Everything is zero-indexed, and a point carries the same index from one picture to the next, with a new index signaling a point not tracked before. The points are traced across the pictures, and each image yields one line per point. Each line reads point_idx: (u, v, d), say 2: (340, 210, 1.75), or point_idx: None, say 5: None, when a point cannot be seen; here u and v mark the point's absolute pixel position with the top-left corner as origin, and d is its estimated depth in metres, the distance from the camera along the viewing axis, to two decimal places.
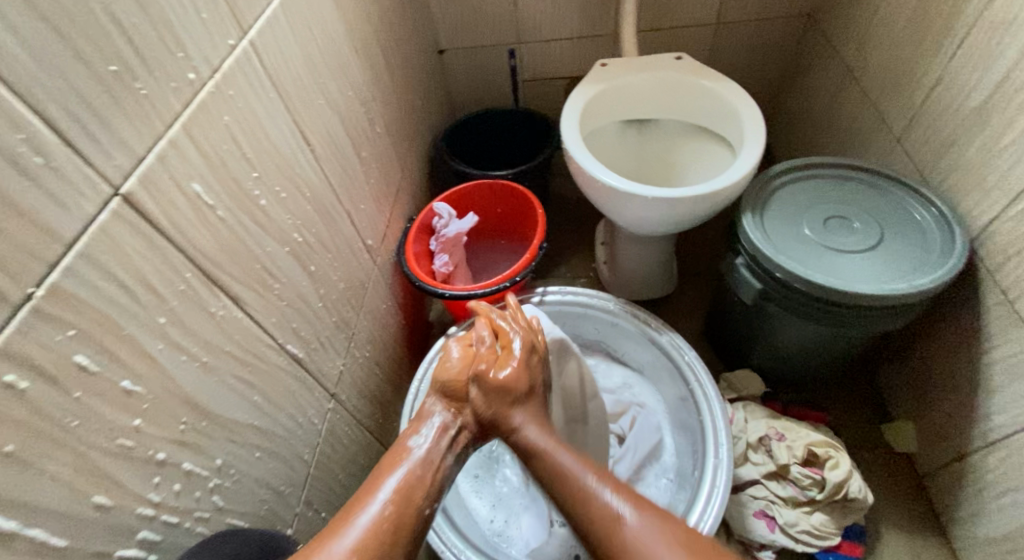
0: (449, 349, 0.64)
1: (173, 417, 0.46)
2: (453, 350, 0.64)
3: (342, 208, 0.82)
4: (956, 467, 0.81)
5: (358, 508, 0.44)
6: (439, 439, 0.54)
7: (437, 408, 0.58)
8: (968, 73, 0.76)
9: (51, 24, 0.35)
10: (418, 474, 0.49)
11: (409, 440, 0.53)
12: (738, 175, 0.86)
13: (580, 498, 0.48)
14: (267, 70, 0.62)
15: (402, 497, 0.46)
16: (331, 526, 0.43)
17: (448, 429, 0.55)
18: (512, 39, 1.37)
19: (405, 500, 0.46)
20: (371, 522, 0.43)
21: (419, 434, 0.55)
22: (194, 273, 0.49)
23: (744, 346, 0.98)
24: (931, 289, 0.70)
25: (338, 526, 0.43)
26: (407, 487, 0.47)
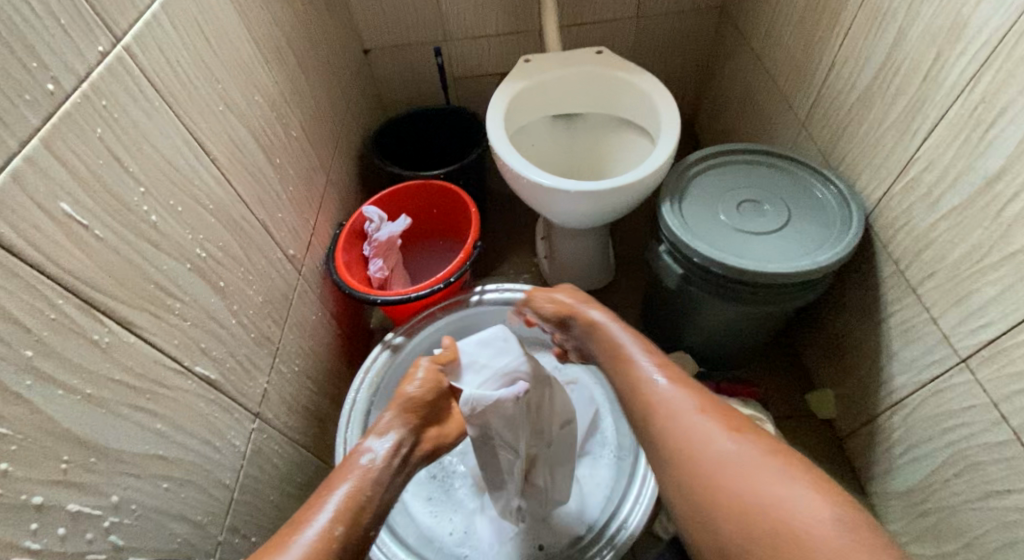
0: (412, 377, 0.72)
1: (50, 457, 0.43)
2: (417, 377, 0.72)
3: (255, 219, 0.79)
4: (868, 429, 0.85)
5: (325, 497, 0.54)
6: (385, 459, 0.61)
7: (393, 424, 0.66)
8: (856, 57, 0.80)
9: None
10: (362, 494, 0.56)
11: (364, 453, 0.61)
12: (656, 165, 0.88)
13: (659, 406, 0.56)
14: (150, 77, 0.59)
15: (343, 516, 0.52)
16: (302, 518, 0.52)
17: (397, 450, 0.64)
18: (437, 37, 1.35)
19: (355, 497, 0.55)
20: (319, 534, 0.49)
21: (366, 456, 0.61)
22: (68, 299, 0.46)
23: (675, 330, 1.00)
24: (833, 264, 0.74)
25: (301, 521, 0.51)
26: (348, 510, 0.53)
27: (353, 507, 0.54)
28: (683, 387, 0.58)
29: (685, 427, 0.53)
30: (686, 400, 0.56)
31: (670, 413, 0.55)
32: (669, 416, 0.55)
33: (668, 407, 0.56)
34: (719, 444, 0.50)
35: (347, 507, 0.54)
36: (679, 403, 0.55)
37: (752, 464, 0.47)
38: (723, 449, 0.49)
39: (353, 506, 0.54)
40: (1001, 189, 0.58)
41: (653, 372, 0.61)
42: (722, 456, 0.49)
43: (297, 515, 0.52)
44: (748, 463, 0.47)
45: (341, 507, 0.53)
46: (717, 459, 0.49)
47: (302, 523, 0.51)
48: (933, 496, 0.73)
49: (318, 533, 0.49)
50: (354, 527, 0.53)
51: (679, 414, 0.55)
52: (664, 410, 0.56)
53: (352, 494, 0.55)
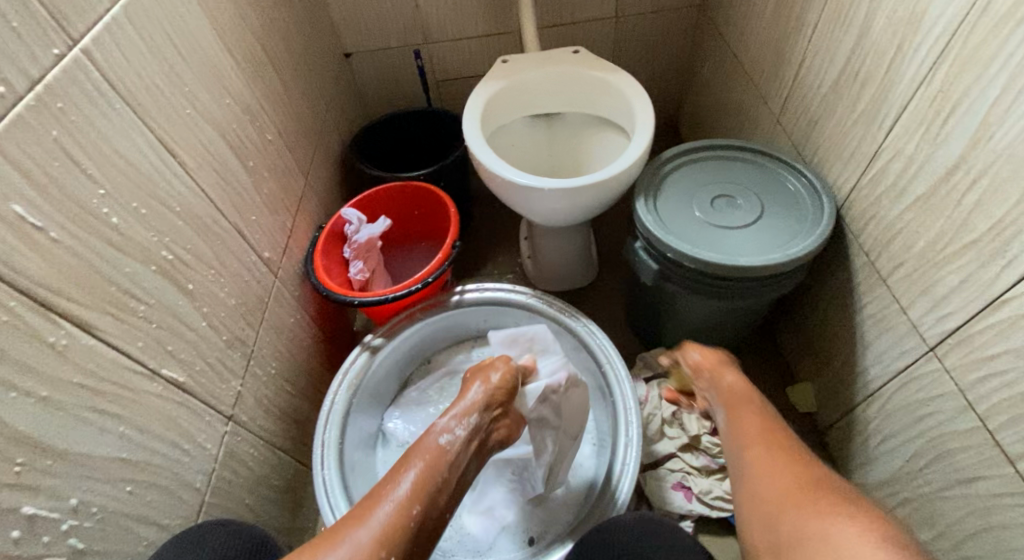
0: (491, 369, 0.71)
1: (3, 460, 0.43)
2: (496, 370, 0.71)
3: (227, 221, 0.79)
4: (846, 420, 0.85)
5: (399, 476, 0.53)
6: (463, 439, 0.59)
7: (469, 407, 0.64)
8: (824, 51, 0.81)
9: None
10: (440, 476, 0.54)
11: (445, 431, 0.59)
12: (630, 161, 0.88)
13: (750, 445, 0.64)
14: (111, 80, 0.59)
15: (414, 498, 0.50)
16: (377, 495, 0.51)
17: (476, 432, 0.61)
18: (417, 40, 1.35)
19: (431, 478, 0.53)
20: (393, 514, 0.48)
21: (448, 433, 0.59)
22: (22, 301, 0.45)
23: (656, 326, 1.00)
24: (805, 256, 0.74)
25: (374, 501, 0.50)
26: (422, 492, 0.51)
27: (427, 489, 0.52)
28: (773, 445, 0.62)
29: (763, 473, 0.58)
30: (775, 455, 0.60)
31: (755, 463, 0.60)
32: (751, 465, 0.60)
33: (751, 460, 0.61)
34: (787, 495, 0.53)
35: (419, 489, 0.51)
36: (764, 456, 0.60)
37: (812, 510, 0.49)
38: (787, 499, 0.53)
39: (430, 486, 0.52)
40: (962, 176, 0.58)
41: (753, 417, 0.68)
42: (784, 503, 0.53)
43: (371, 494, 0.51)
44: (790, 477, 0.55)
45: (416, 485, 0.51)
46: (787, 507, 0.52)
47: (374, 504, 0.49)
48: (908, 486, 0.73)
49: (390, 515, 0.48)
50: (428, 511, 0.51)
51: (758, 467, 0.59)
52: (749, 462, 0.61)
53: (427, 475, 0.53)
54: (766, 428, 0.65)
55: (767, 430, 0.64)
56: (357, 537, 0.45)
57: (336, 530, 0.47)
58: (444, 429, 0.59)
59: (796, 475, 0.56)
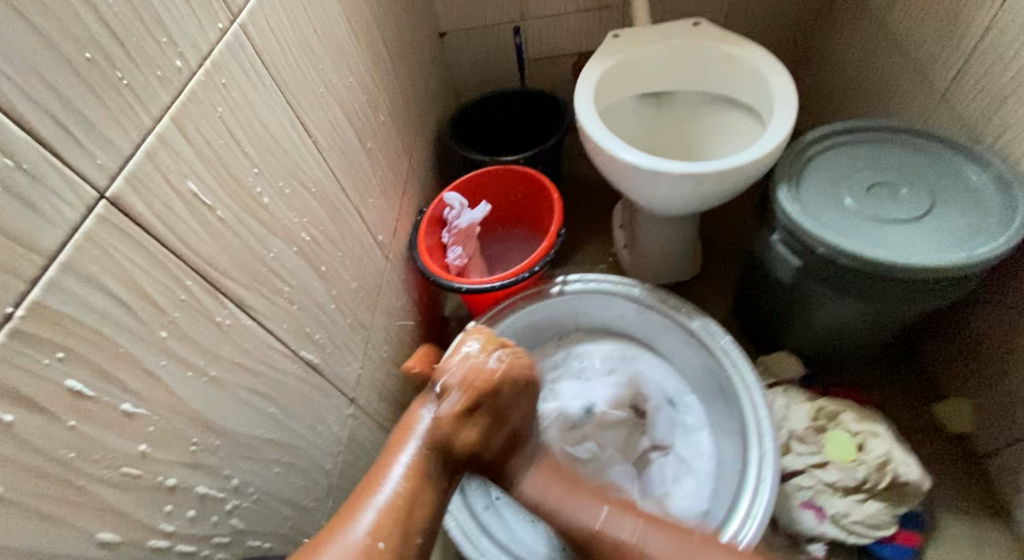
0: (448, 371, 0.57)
1: (181, 438, 0.43)
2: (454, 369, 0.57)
3: (350, 202, 0.77)
4: (1020, 446, 0.76)
5: (384, 474, 0.50)
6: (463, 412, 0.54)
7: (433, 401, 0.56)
8: (1022, 19, 0.70)
9: (23, 17, 0.31)
10: (417, 482, 0.50)
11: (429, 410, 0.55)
12: (772, 145, 0.80)
13: None
14: (262, 57, 0.58)
15: (402, 504, 0.48)
16: (352, 507, 0.47)
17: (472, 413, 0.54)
18: (515, 17, 1.30)
19: (408, 488, 0.49)
20: (361, 541, 0.44)
21: (442, 405, 0.55)
22: (195, 280, 0.45)
23: (778, 327, 0.92)
24: (993, 258, 0.65)
25: (350, 514, 0.47)
26: (410, 485, 0.49)
27: (417, 484, 0.50)
28: None
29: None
30: None
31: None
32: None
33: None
34: None
35: (411, 481, 0.50)
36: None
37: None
38: None
39: (408, 505, 0.48)
40: None
41: None
42: None
43: (368, 483, 0.50)
44: None
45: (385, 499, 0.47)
46: None
47: (338, 533, 0.45)
48: None
49: (366, 530, 0.45)
50: (410, 525, 0.47)
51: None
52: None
53: (404, 482, 0.49)
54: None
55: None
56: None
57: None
58: (429, 411, 0.54)
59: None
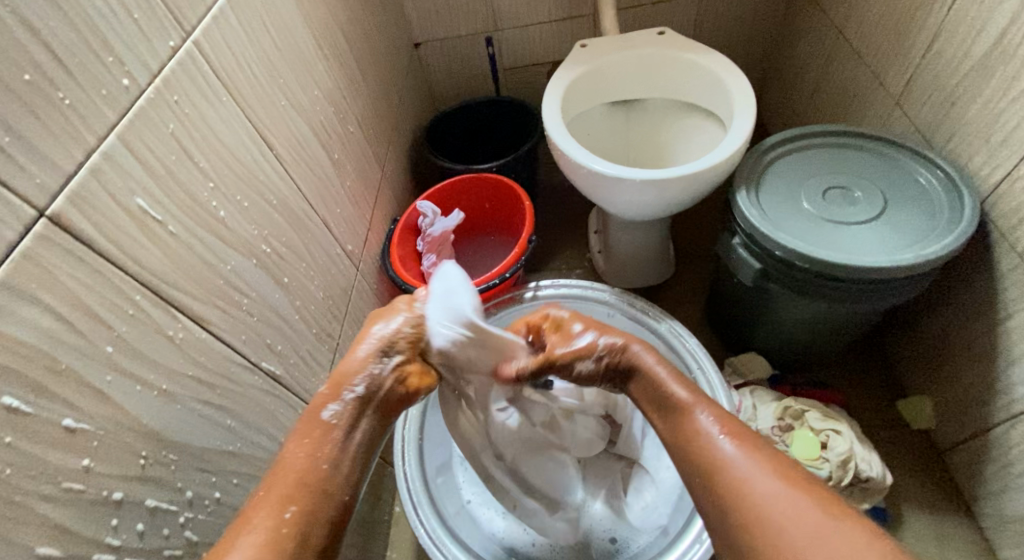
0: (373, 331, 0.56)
1: (129, 452, 0.43)
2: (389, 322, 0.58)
3: (315, 213, 0.78)
4: (979, 440, 0.77)
5: (276, 468, 0.44)
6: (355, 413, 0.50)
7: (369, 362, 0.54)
8: (967, 25, 0.72)
9: None
10: (322, 467, 0.45)
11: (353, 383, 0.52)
12: (732, 149, 0.81)
13: (712, 466, 0.46)
14: (217, 72, 0.58)
15: (297, 492, 0.42)
16: (253, 499, 0.42)
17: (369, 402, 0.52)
18: (488, 27, 1.31)
19: (312, 468, 0.44)
20: (260, 532, 0.39)
21: (338, 399, 0.50)
22: (145, 295, 0.46)
23: (746, 328, 0.94)
24: (940, 258, 0.67)
25: (237, 529, 0.39)
26: (312, 469, 0.44)
27: (321, 468, 0.45)
28: (762, 459, 0.45)
29: (748, 495, 0.43)
30: (752, 462, 0.45)
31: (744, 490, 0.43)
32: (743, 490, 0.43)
33: (719, 456, 0.46)
34: (763, 486, 0.43)
35: (313, 464, 0.45)
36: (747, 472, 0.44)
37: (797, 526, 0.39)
38: (767, 489, 0.42)
39: (313, 486, 0.43)
40: None
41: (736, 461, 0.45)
42: (757, 490, 0.43)
43: (266, 478, 0.44)
44: (733, 465, 0.45)
45: (278, 489, 0.42)
46: (739, 478, 0.44)
47: (235, 537, 0.39)
48: None
49: (266, 520, 0.40)
50: (316, 507, 0.42)
51: (732, 461, 0.46)
52: (711, 460, 0.47)
53: (302, 468, 0.44)
54: (705, 402, 0.52)
55: (710, 407, 0.51)
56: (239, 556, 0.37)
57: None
58: (326, 404, 0.50)
59: (767, 466, 0.44)
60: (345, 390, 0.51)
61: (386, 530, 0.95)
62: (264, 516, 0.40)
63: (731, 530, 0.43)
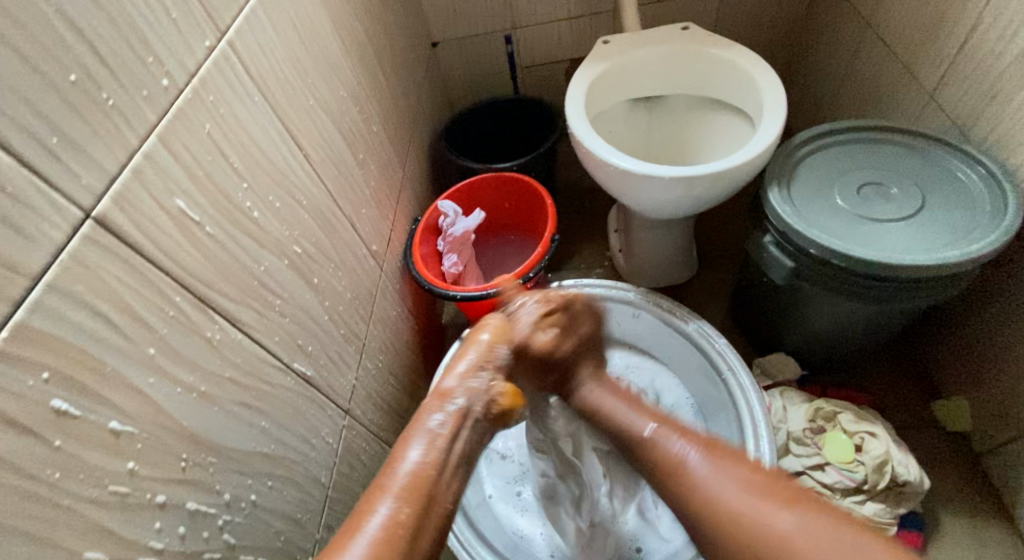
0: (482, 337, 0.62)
1: (170, 455, 0.43)
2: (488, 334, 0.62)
3: (342, 213, 0.77)
4: (1019, 443, 0.76)
5: (392, 470, 0.48)
6: (459, 423, 0.53)
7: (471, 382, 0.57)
8: (1008, 17, 0.70)
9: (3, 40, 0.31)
10: (430, 472, 0.48)
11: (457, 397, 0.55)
12: (764, 145, 0.80)
13: None
14: (249, 72, 0.58)
15: (414, 495, 0.45)
16: (374, 488, 0.46)
17: (469, 416, 0.54)
18: (506, 25, 1.30)
19: (422, 475, 0.47)
20: (381, 526, 0.42)
21: (442, 409, 0.54)
22: (184, 297, 0.46)
23: (774, 328, 0.92)
24: (983, 256, 0.65)
25: (361, 513, 0.44)
26: (423, 477, 0.47)
27: (431, 476, 0.48)
28: None
29: None
30: None
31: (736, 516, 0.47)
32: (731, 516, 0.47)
33: None
34: None
35: (424, 472, 0.47)
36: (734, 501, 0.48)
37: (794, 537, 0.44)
38: None
39: (424, 491, 0.46)
40: None
41: None
42: None
43: (379, 474, 0.48)
44: None
45: (393, 491, 0.45)
46: None
47: (355, 530, 0.42)
48: None
49: (384, 518, 0.43)
50: (425, 512, 0.45)
51: None
52: None
53: (419, 474, 0.47)
54: None
55: None
56: (361, 548, 0.40)
57: (330, 552, 0.40)
58: (432, 413, 0.54)
59: None
60: (448, 401, 0.55)
61: None
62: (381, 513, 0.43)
63: None
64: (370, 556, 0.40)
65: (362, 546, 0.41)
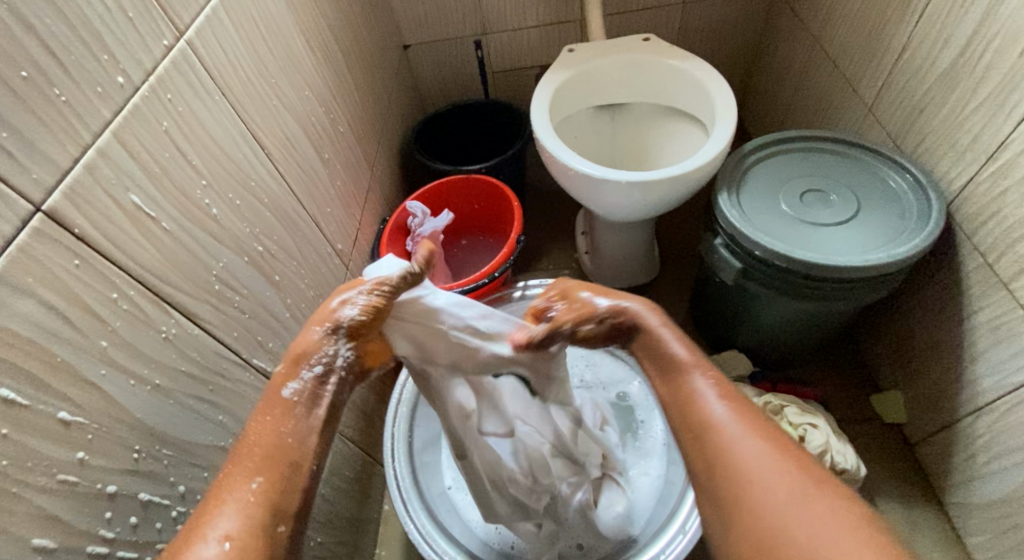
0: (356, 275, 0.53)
1: (122, 446, 0.44)
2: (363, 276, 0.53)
3: (305, 212, 0.78)
4: (946, 432, 0.81)
5: (248, 443, 0.45)
6: (319, 390, 0.49)
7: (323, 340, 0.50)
8: (935, 35, 0.75)
9: None
10: (289, 440, 0.46)
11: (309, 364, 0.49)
12: (715, 152, 0.84)
13: (704, 431, 0.47)
14: (209, 71, 0.59)
15: (270, 464, 0.43)
16: (225, 472, 0.43)
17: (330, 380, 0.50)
18: (476, 30, 1.33)
19: (277, 443, 0.45)
20: (236, 500, 0.41)
21: (299, 377, 0.49)
22: (138, 290, 0.46)
23: (728, 327, 0.96)
24: (910, 258, 0.70)
25: (217, 488, 0.42)
26: (279, 444, 0.45)
27: (291, 441, 0.46)
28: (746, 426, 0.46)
29: (746, 462, 0.43)
30: (743, 427, 0.46)
31: (724, 435, 0.46)
32: (718, 436, 0.46)
33: (713, 425, 0.47)
34: (752, 449, 0.44)
35: (283, 436, 0.46)
36: (725, 421, 0.47)
37: (764, 461, 0.43)
38: (757, 457, 0.43)
39: (284, 460, 0.44)
40: None
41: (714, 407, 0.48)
42: (755, 456, 0.43)
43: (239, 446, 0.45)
44: (731, 434, 0.46)
45: (248, 462, 0.43)
46: (723, 438, 0.46)
47: (208, 510, 0.40)
48: None
49: (238, 492, 0.41)
50: (288, 479, 0.44)
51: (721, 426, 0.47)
52: (718, 437, 0.46)
53: (274, 440, 0.45)
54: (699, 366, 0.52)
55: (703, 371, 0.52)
56: (215, 526, 0.38)
57: (180, 540, 0.38)
58: (285, 383, 0.48)
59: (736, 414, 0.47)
60: (305, 367, 0.49)
61: (375, 528, 0.96)
62: (233, 489, 0.41)
63: (720, 492, 0.44)
64: (225, 532, 0.38)
65: (216, 527, 0.39)
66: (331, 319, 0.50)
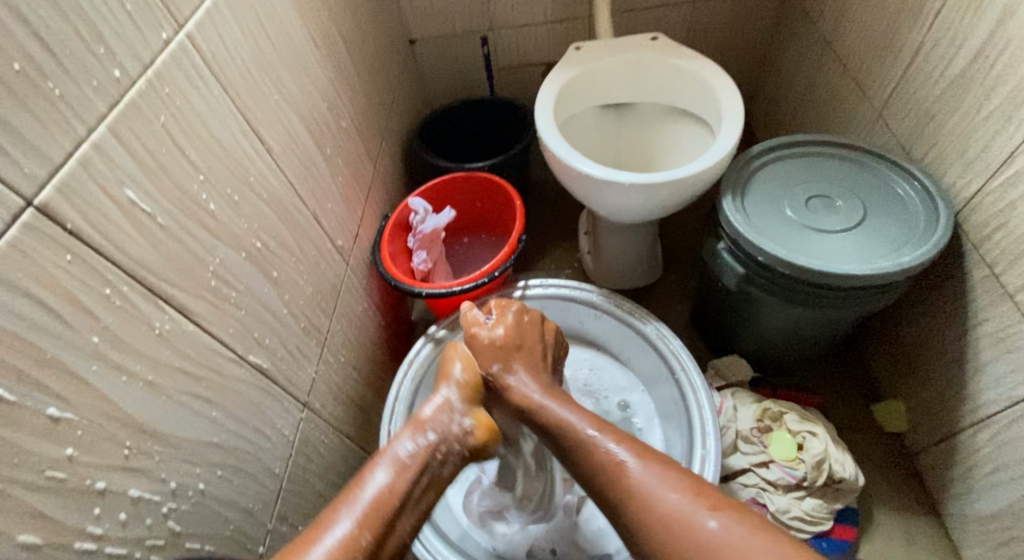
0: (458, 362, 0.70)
1: (112, 442, 0.44)
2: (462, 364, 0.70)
3: (305, 207, 0.78)
4: (947, 444, 0.80)
5: (354, 492, 0.51)
6: (427, 455, 0.58)
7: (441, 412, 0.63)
8: (948, 41, 0.74)
9: None
10: (391, 498, 0.51)
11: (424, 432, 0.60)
12: (721, 155, 0.83)
13: (660, 519, 0.48)
14: (209, 65, 0.59)
15: (373, 521, 0.48)
16: (333, 508, 0.49)
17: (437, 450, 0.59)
18: (483, 26, 1.31)
19: (387, 497, 0.51)
20: (340, 541, 0.45)
21: (414, 440, 0.59)
22: (131, 286, 0.46)
23: (729, 332, 0.95)
24: (915, 268, 0.69)
25: (323, 524, 0.47)
26: (385, 499, 0.51)
27: (393, 501, 0.52)
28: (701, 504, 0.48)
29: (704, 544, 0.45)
30: (695, 506, 0.47)
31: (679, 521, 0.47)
32: (677, 525, 0.47)
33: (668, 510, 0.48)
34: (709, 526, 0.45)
35: (388, 495, 0.51)
36: (679, 507, 0.48)
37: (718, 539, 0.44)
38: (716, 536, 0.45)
39: (382, 515, 0.49)
40: None
41: (666, 495, 0.49)
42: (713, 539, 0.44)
43: (344, 492, 0.51)
44: (684, 515, 0.47)
45: (359, 511, 0.49)
46: (680, 523, 0.47)
47: (314, 539, 0.45)
48: None
49: (344, 535, 0.46)
50: (381, 533, 0.49)
51: (675, 511, 0.48)
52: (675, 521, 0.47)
53: (381, 495, 0.51)
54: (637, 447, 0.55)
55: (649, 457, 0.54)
56: (316, 554, 0.43)
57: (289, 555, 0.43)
58: (402, 443, 0.58)
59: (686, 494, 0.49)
60: (422, 433, 0.60)
61: None
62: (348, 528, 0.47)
63: None
64: None
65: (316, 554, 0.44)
66: (447, 395, 0.65)
